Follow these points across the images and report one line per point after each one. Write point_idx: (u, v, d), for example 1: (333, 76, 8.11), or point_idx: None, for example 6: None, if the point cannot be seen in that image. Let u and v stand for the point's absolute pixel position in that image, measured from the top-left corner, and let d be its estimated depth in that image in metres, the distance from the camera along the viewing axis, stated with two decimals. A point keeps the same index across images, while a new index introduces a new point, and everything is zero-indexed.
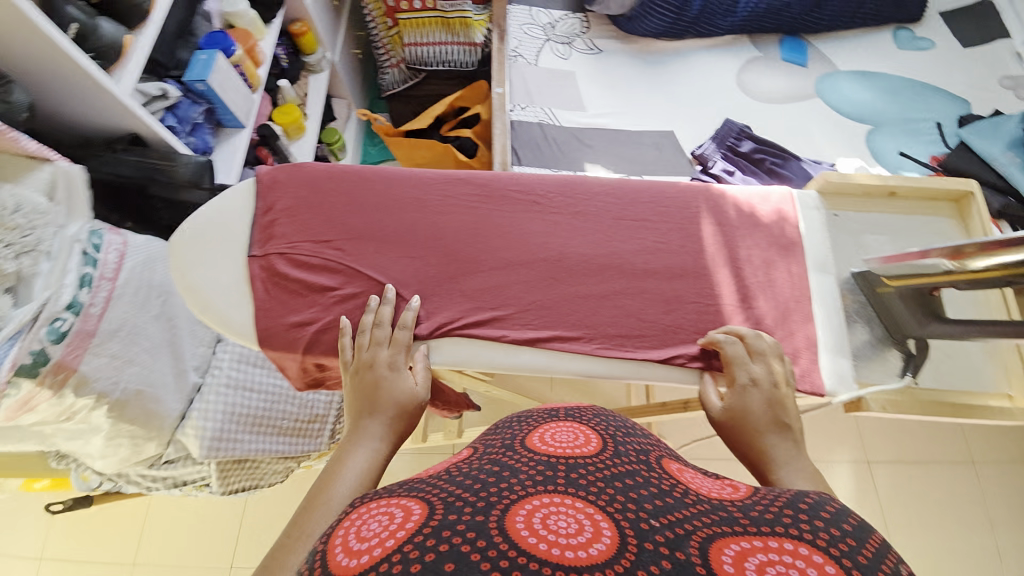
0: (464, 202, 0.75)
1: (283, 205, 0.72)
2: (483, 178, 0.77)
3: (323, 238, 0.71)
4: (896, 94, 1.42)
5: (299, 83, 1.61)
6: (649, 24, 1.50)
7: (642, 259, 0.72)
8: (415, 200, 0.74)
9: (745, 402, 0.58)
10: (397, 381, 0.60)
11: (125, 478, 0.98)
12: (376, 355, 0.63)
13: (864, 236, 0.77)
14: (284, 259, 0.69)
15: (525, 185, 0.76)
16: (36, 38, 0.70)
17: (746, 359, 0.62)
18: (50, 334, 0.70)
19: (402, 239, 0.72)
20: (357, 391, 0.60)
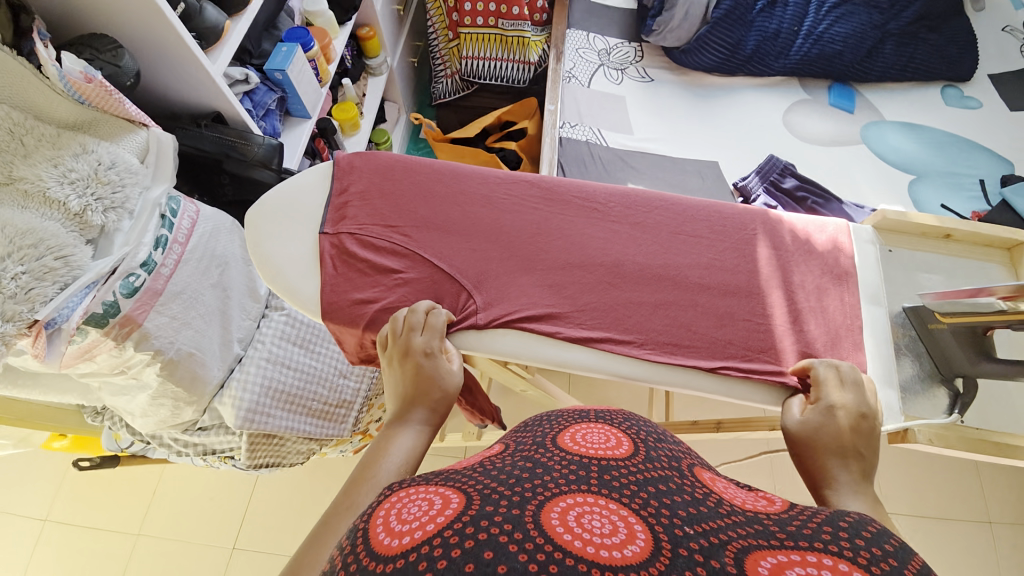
0: (528, 203, 0.78)
1: (357, 190, 0.77)
2: (548, 183, 0.80)
3: (392, 224, 0.75)
4: (940, 148, 1.44)
5: (359, 83, 1.68)
6: (702, 59, 1.54)
7: (696, 274, 0.74)
8: (480, 197, 0.78)
9: (824, 423, 0.56)
10: (436, 365, 0.61)
11: (158, 440, 1.01)
12: (411, 341, 0.63)
13: (918, 274, 0.77)
14: (354, 239, 0.73)
15: (587, 194, 0.80)
16: (151, 13, 0.76)
17: (830, 381, 0.61)
18: (124, 287, 0.74)
19: (466, 232, 0.75)
20: (400, 376, 0.61)
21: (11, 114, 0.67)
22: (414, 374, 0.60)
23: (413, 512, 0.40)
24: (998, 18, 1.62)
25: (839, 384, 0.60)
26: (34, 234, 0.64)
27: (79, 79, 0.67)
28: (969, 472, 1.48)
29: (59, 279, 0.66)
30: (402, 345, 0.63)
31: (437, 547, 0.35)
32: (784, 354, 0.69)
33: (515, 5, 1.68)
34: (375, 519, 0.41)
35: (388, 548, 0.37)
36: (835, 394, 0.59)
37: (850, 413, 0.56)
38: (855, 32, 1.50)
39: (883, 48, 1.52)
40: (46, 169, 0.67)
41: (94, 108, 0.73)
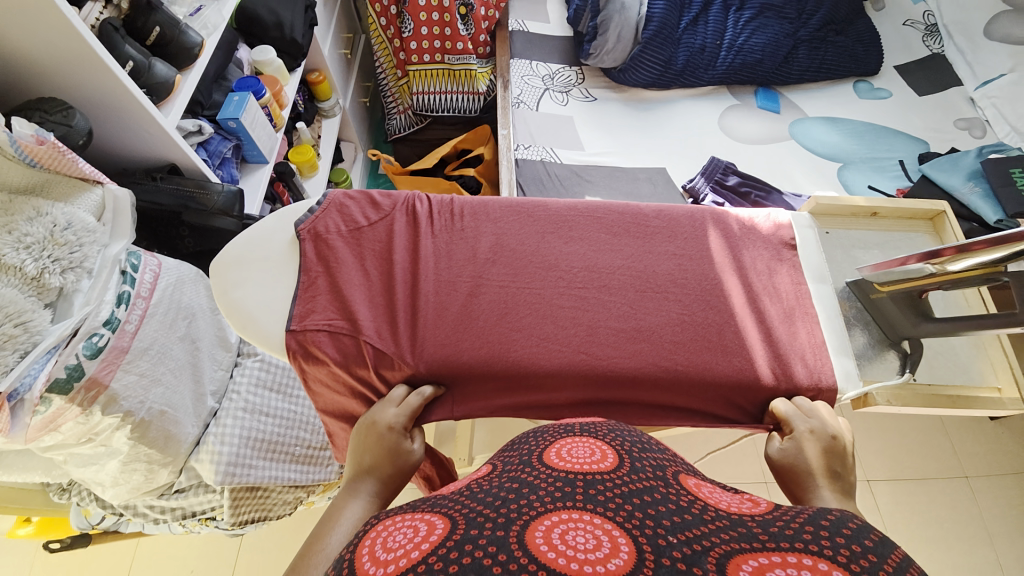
0: (490, 263, 0.74)
1: (325, 279, 0.71)
2: (514, 255, 0.75)
3: (363, 319, 0.69)
4: (860, 136, 1.59)
5: (313, 126, 1.71)
6: (639, 76, 1.65)
7: (670, 330, 0.70)
8: (450, 280, 0.73)
9: (800, 451, 0.59)
10: (399, 443, 0.62)
11: (132, 510, 0.94)
12: (383, 415, 0.63)
13: (856, 251, 0.78)
14: (322, 336, 0.67)
15: (550, 261, 0.75)
16: (100, 73, 0.77)
17: (798, 415, 0.63)
18: (86, 349, 0.71)
19: (438, 321, 0.70)
20: (358, 443, 0.63)
21: None
22: (377, 447, 0.61)
23: (398, 539, 0.44)
24: (891, 20, 1.82)
25: (807, 416, 0.63)
26: None
27: (31, 142, 0.66)
28: (936, 429, 1.57)
29: (19, 347, 0.64)
30: (372, 415, 0.64)
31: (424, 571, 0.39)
32: (761, 369, 0.67)
33: (458, 40, 1.73)
34: (361, 549, 0.45)
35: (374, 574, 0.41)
36: (800, 421, 0.62)
37: (823, 434, 0.60)
38: (771, 41, 1.65)
39: (797, 54, 1.68)
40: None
41: (45, 169, 0.70)
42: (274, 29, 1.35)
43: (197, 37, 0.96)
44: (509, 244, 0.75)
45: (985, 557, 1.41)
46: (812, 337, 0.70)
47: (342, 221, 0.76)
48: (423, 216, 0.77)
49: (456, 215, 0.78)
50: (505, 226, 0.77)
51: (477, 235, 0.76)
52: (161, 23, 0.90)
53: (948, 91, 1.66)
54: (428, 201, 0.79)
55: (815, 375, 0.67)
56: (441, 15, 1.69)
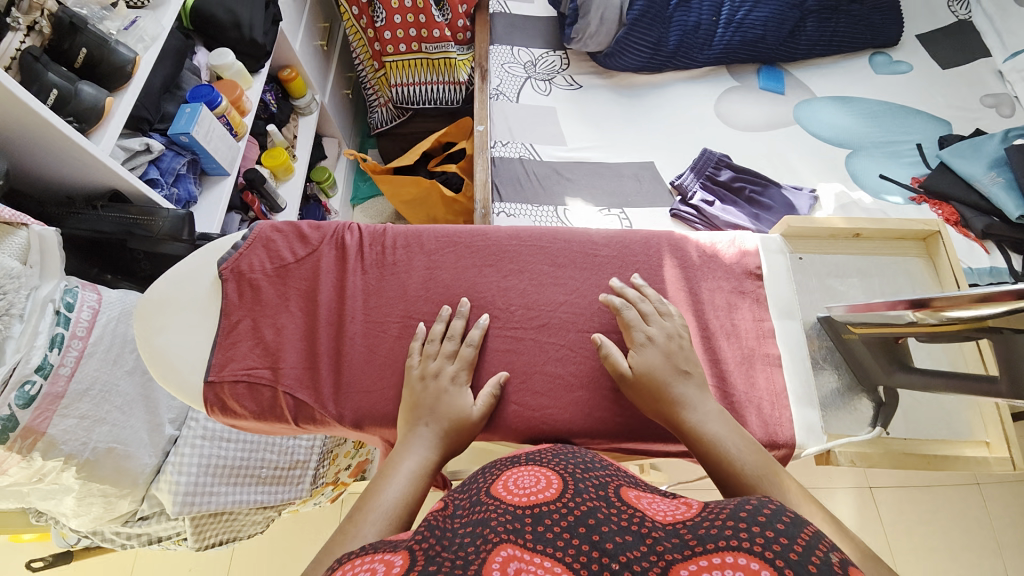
0: (421, 302, 0.68)
1: (247, 324, 0.68)
2: (447, 292, 0.69)
3: (283, 366, 0.65)
4: (874, 117, 1.44)
5: (288, 126, 1.66)
6: (626, 60, 1.52)
7: (610, 376, 0.64)
8: (378, 320, 0.68)
9: (652, 365, 0.58)
10: (456, 397, 0.60)
11: (100, 536, 0.95)
12: (439, 365, 0.62)
13: (832, 280, 0.70)
14: (239, 386, 0.64)
15: (485, 299, 0.68)
16: (17, 110, 0.73)
17: (641, 323, 0.61)
18: (19, 398, 0.70)
19: (362, 367, 0.66)
20: (416, 397, 0.61)
21: None
22: (437, 402, 0.59)
23: None
24: None
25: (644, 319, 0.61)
26: None
27: None
28: None
29: None
30: (427, 366, 0.63)
31: None
32: None
33: (434, 28, 1.63)
34: None
35: None
36: (646, 331, 0.61)
37: (666, 338, 0.60)
38: (775, 13, 1.49)
39: (805, 26, 1.52)
40: None
41: None
42: (232, 30, 1.28)
43: (129, 52, 0.90)
44: (443, 279, 0.70)
45: (993, 569, 1.34)
46: (772, 387, 0.62)
47: (267, 258, 0.71)
48: (352, 249, 0.72)
49: (387, 247, 0.72)
50: (440, 259, 0.71)
51: (408, 270, 0.70)
52: (87, 44, 0.85)
53: (975, 62, 1.48)
54: (359, 231, 0.73)
55: (771, 430, 0.59)
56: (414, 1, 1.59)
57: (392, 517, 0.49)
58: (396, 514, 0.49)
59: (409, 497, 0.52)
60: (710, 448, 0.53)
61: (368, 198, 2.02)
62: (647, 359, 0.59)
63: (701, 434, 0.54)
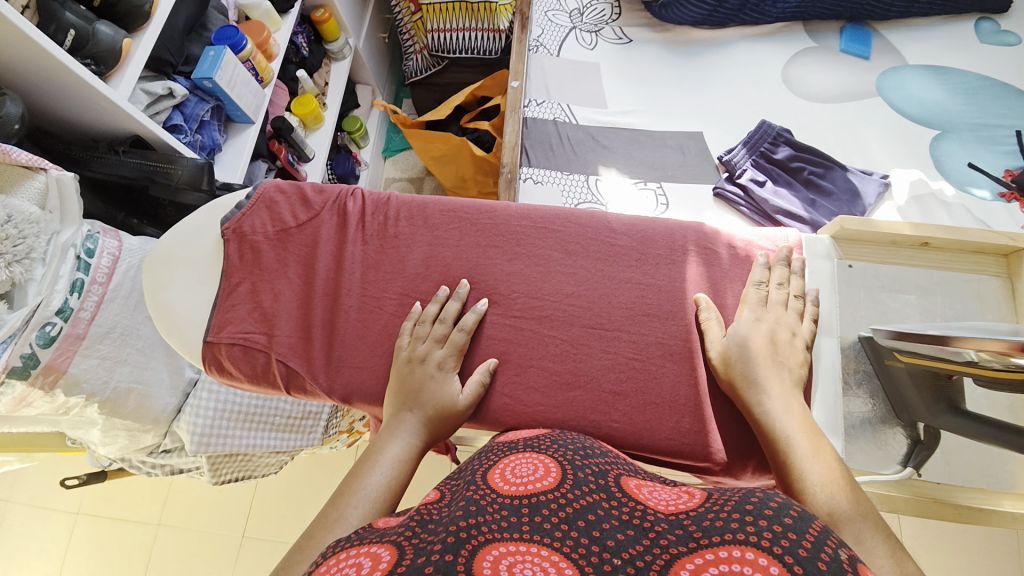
0: (420, 280, 0.65)
1: (246, 287, 0.67)
2: (446, 272, 0.65)
3: (278, 333, 0.64)
4: (971, 94, 1.23)
5: (320, 72, 1.61)
6: (684, 12, 1.36)
7: (612, 378, 0.59)
8: (374, 295, 0.65)
9: (748, 350, 0.54)
10: (444, 385, 0.58)
11: (129, 462, 1.04)
12: (428, 350, 0.59)
13: (884, 295, 0.60)
14: (236, 350, 0.64)
15: (485, 283, 0.64)
16: (32, 51, 0.71)
17: (759, 304, 0.57)
18: (39, 338, 0.73)
19: (356, 342, 0.64)
20: (403, 381, 0.58)
21: None
22: (423, 388, 0.57)
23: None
24: None
25: (763, 304, 0.57)
26: None
27: None
28: None
29: None
30: (416, 350, 0.60)
31: None
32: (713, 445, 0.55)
33: None
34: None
35: None
36: (760, 313, 0.57)
37: (776, 328, 0.56)
38: None
39: None
40: None
41: None
42: None
43: None
44: (443, 258, 0.65)
45: None
46: None
47: (269, 220, 0.69)
48: (353, 216, 0.68)
49: (389, 218, 0.68)
50: (443, 236, 0.67)
51: (409, 244, 0.67)
52: None
53: None
54: (362, 198, 0.70)
55: None
56: None
57: (377, 505, 0.48)
58: (378, 502, 0.49)
59: (393, 485, 0.50)
60: (775, 439, 0.50)
61: (400, 151, 1.99)
62: (746, 342, 0.55)
63: (768, 423, 0.51)
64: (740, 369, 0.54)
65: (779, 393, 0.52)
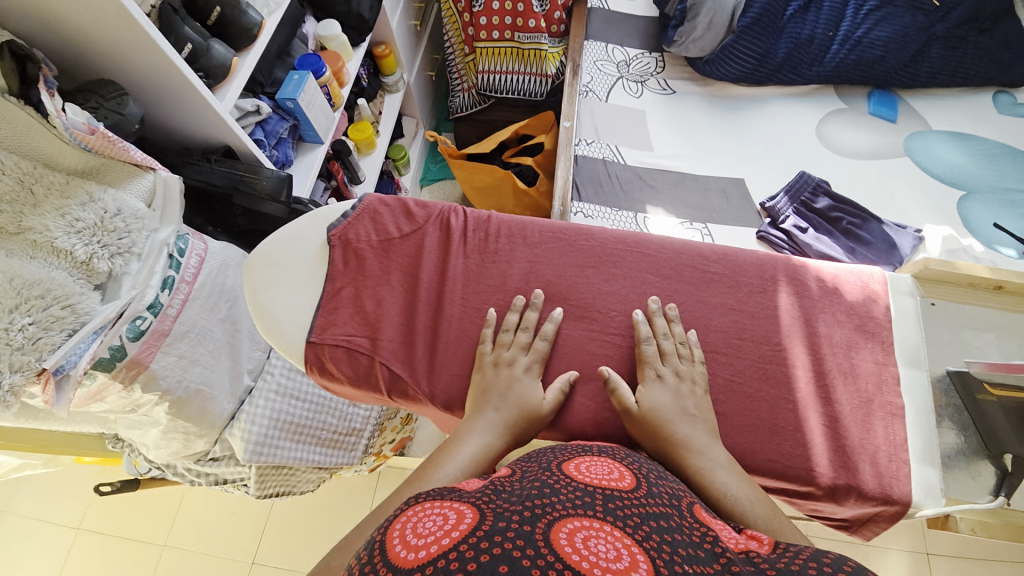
0: (519, 294, 0.68)
1: (351, 291, 0.69)
2: (545, 289, 0.68)
3: (381, 338, 0.66)
4: (993, 160, 1.32)
5: (376, 101, 1.70)
6: (727, 70, 1.45)
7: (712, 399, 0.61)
8: (475, 306, 0.68)
9: (657, 405, 0.57)
10: (527, 389, 0.60)
11: (172, 469, 1.01)
12: (513, 354, 0.62)
13: (965, 332, 0.64)
14: (340, 351, 0.66)
15: (585, 300, 0.67)
16: (157, 56, 0.77)
17: (657, 360, 0.60)
18: (130, 331, 0.75)
19: (457, 351, 0.66)
20: (486, 381, 0.61)
21: (21, 165, 0.68)
22: (505, 389, 0.59)
23: (428, 526, 0.39)
24: None
25: (661, 358, 0.61)
26: (40, 284, 0.66)
27: (83, 130, 0.68)
28: None
29: (67, 327, 0.68)
30: (498, 353, 0.62)
31: (454, 560, 0.35)
32: (818, 466, 0.57)
33: (531, 17, 1.63)
34: (392, 531, 0.40)
35: (406, 561, 0.36)
36: (658, 366, 0.60)
37: (677, 381, 0.59)
38: (898, 35, 1.38)
39: (930, 52, 1.40)
40: (54, 220, 0.68)
41: (100, 155, 0.73)
42: (342, 3, 1.31)
43: (257, 15, 0.93)
44: (541, 275, 0.68)
45: None
46: (891, 437, 0.58)
47: (373, 230, 0.72)
48: (456, 231, 0.72)
49: (491, 234, 0.71)
50: (542, 254, 0.70)
51: (509, 260, 0.70)
52: (222, 4, 0.88)
53: None
54: (464, 215, 0.73)
55: (884, 482, 0.56)
56: None
57: None
58: None
59: (467, 481, 0.51)
60: (714, 499, 0.52)
61: (437, 180, 2.04)
62: (654, 399, 0.58)
63: (708, 483, 0.52)
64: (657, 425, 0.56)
65: (699, 450, 0.55)
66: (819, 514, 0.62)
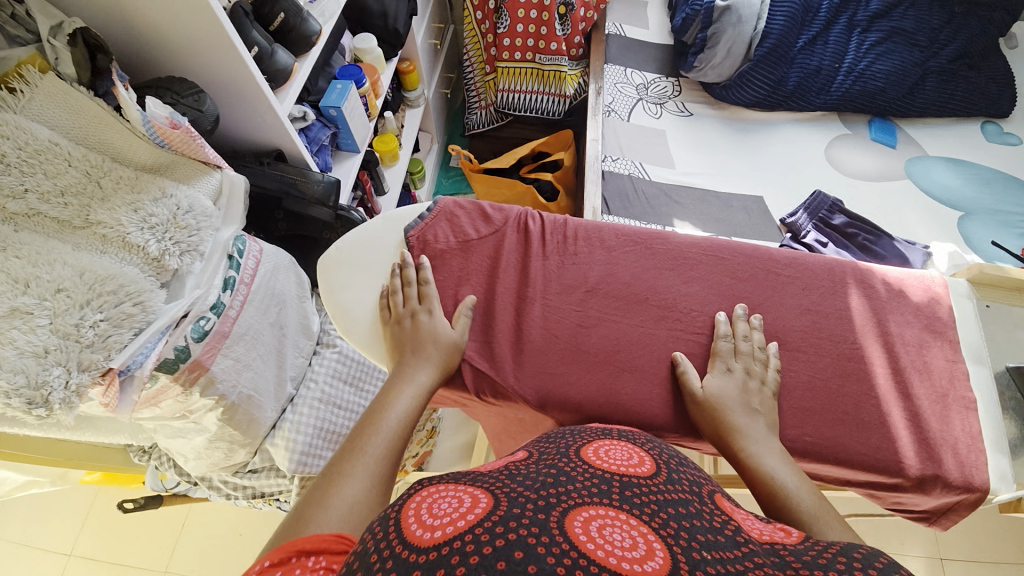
0: (601, 295, 0.69)
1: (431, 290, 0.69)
2: (626, 290, 0.69)
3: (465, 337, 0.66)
4: (986, 183, 1.43)
5: (398, 114, 1.71)
6: (743, 95, 1.55)
7: (799, 396, 0.63)
8: (559, 307, 0.69)
9: (725, 396, 0.60)
10: (432, 328, 0.64)
11: (207, 483, 0.98)
12: (408, 306, 0.66)
13: (1019, 332, 0.69)
14: None
15: (667, 300, 0.69)
16: (230, 57, 0.77)
17: (729, 354, 0.63)
18: (194, 332, 0.72)
19: (544, 349, 0.66)
20: (397, 336, 0.64)
21: (90, 157, 0.67)
22: (409, 336, 0.64)
23: (443, 508, 0.39)
24: None
25: (735, 352, 0.63)
26: (113, 280, 0.63)
27: (165, 124, 0.66)
28: None
29: (136, 325, 0.65)
30: (400, 308, 0.66)
31: (469, 544, 0.35)
32: (904, 456, 0.61)
33: (553, 40, 1.68)
34: (406, 509, 0.41)
35: (420, 540, 0.37)
36: (731, 361, 0.63)
37: (746, 376, 0.62)
38: (897, 68, 1.50)
39: (924, 85, 1.52)
40: (126, 214, 0.67)
41: (172, 150, 0.72)
42: (379, 18, 1.34)
43: (316, 24, 0.94)
44: (620, 277, 0.70)
45: None
46: (968, 430, 0.62)
47: (451, 232, 0.73)
48: (535, 234, 0.73)
49: (569, 237, 0.73)
50: (619, 257, 0.72)
51: (589, 261, 0.71)
52: (286, 10, 0.88)
53: None
54: (541, 219, 0.75)
55: (966, 471, 0.60)
56: (539, 13, 1.65)
57: (395, 436, 0.55)
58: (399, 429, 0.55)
59: (410, 418, 0.57)
60: (765, 482, 0.53)
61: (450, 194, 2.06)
62: (722, 390, 0.60)
63: (757, 467, 0.54)
64: (721, 413, 0.59)
65: (756, 437, 0.57)
66: (902, 506, 0.66)
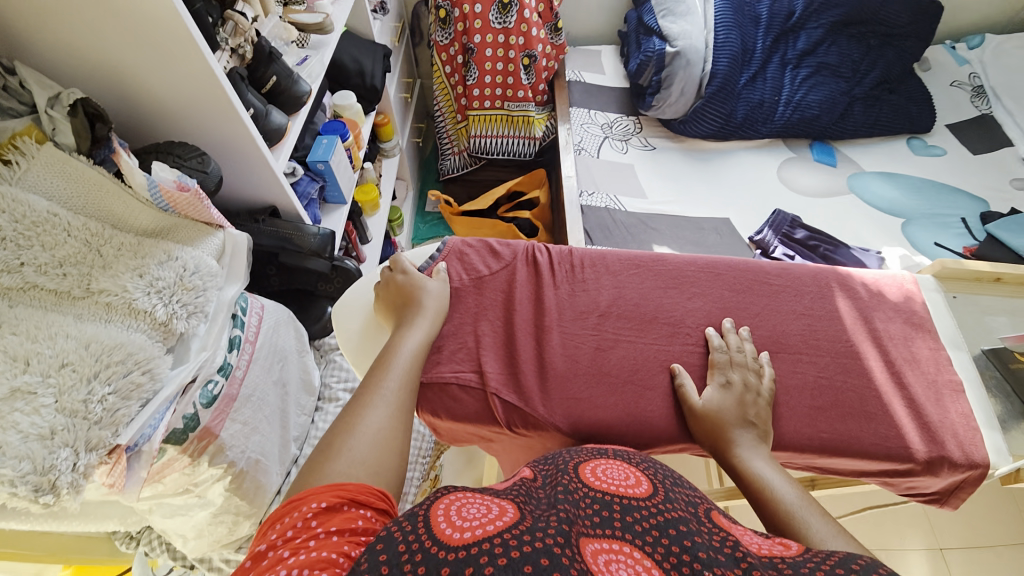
0: (614, 318, 0.72)
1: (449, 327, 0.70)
2: (637, 311, 0.73)
3: (488, 371, 0.67)
4: (919, 191, 1.59)
5: (375, 164, 1.75)
6: (700, 127, 1.69)
7: (809, 396, 0.67)
8: (575, 333, 0.71)
9: (722, 408, 0.62)
10: (412, 281, 0.69)
11: (206, 564, 0.91)
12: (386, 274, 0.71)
13: (984, 319, 0.77)
14: (455, 387, 0.66)
15: (675, 318, 0.73)
16: (229, 120, 0.78)
17: (726, 365, 0.66)
18: (203, 397, 0.70)
19: (568, 376, 0.68)
20: (386, 300, 0.69)
21: (89, 225, 0.65)
22: (394, 295, 0.69)
23: (472, 511, 0.39)
24: (939, 81, 1.83)
25: (729, 364, 0.66)
26: (121, 348, 0.60)
27: (173, 187, 0.67)
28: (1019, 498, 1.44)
29: (143, 395, 0.62)
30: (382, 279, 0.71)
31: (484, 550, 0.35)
32: (911, 441, 0.65)
33: (520, 89, 1.79)
34: (436, 505, 0.41)
35: (449, 535, 0.36)
36: (727, 373, 0.66)
37: (742, 388, 0.64)
38: (827, 98, 1.69)
39: (853, 110, 1.71)
40: (131, 280, 0.64)
41: (175, 213, 0.72)
42: (356, 76, 1.39)
43: (306, 85, 0.98)
44: (629, 299, 0.74)
45: None
46: (962, 412, 0.67)
47: (463, 269, 0.75)
48: (544, 267, 0.76)
49: (576, 266, 0.77)
50: (626, 281, 0.76)
51: (598, 287, 0.75)
52: (278, 73, 0.91)
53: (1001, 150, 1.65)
54: (547, 251, 0.78)
55: (967, 450, 0.65)
56: (505, 64, 1.76)
57: (408, 366, 0.59)
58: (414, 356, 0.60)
59: (419, 352, 0.61)
60: (761, 490, 0.54)
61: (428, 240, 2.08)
62: (720, 404, 0.63)
63: (758, 479, 0.55)
64: (720, 425, 0.61)
65: (750, 443, 0.59)
66: (915, 490, 0.69)
